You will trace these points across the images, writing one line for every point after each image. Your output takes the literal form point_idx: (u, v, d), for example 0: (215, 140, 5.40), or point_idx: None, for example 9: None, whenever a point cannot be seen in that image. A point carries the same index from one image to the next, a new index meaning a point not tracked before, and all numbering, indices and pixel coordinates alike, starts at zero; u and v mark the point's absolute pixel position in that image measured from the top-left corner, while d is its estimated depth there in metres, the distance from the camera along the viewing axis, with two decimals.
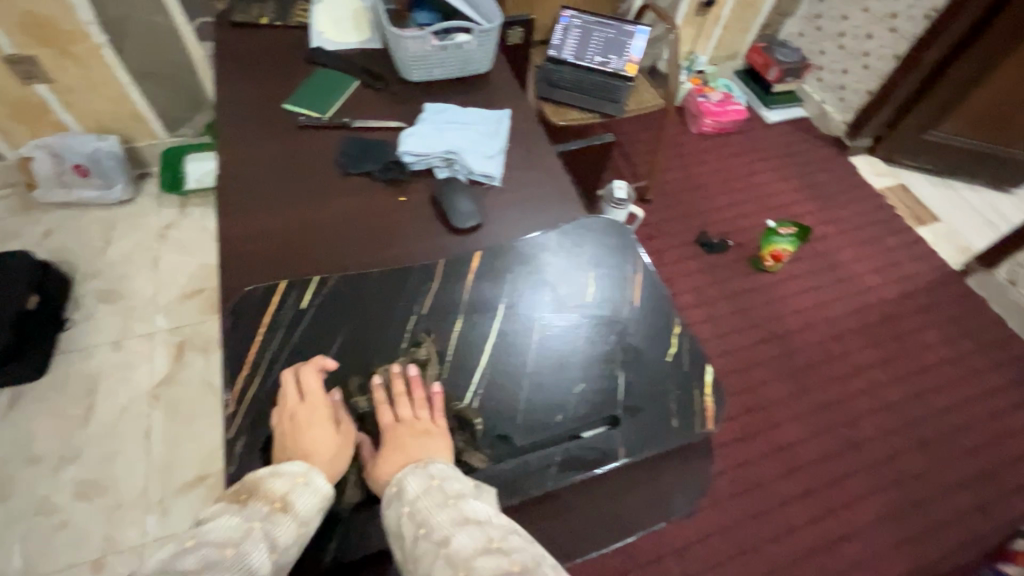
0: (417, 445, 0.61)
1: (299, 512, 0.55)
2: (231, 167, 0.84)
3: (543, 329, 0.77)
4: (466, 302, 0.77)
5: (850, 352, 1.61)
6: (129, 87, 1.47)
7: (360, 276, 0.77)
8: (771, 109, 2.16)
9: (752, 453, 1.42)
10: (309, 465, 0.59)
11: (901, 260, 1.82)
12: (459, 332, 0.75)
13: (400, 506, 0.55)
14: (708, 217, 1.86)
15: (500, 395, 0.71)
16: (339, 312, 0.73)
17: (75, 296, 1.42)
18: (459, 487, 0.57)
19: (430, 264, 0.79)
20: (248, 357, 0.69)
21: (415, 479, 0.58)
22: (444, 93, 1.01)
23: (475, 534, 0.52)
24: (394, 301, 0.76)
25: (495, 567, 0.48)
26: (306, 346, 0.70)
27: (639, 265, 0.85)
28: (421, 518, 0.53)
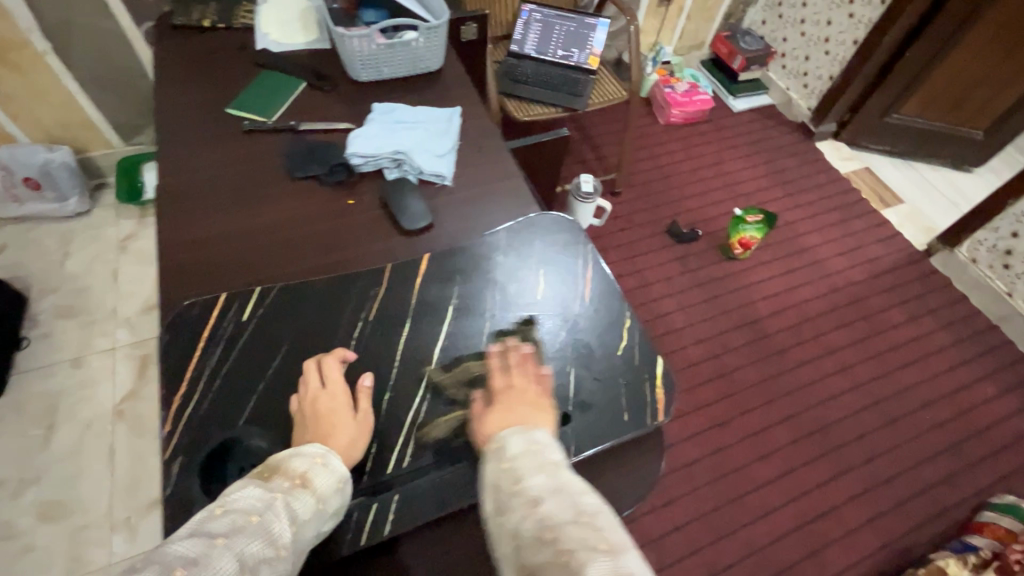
0: (523, 409, 0.59)
1: (318, 490, 0.54)
2: (172, 179, 0.82)
3: (493, 328, 0.73)
4: (415, 305, 0.74)
5: (818, 336, 1.77)
6: (77, 94, 1.66)
7: (303, 285, 0.73)
8: (736, 97, 2.43)
9: (724, 440, 1.53)
10: (328, 448, 0.58)
11: (867, 245, 2.03)
12: (408, 338, 0.71)
13: (499, 462, 0.53)
14: (676, 206, 2.04)
15: (449, 398, 0.67)
16: (283, 322, 0.69)
17: (32, 313, 1.59)
18: (556, 454, 0.53)
19: (378, 268, 0.76)
20: (184, 374, 0.63)
21: (516, 439, 0.55)
22: (395, 93, 0.99)
23: (570, 501, 0.47)
24: (340, 309, 0.72)
25: (583, 539, 0.43)
26: (245, 361, 0.65)
27: (588, 260, 0.83)
28: (517, 474, 0.50)
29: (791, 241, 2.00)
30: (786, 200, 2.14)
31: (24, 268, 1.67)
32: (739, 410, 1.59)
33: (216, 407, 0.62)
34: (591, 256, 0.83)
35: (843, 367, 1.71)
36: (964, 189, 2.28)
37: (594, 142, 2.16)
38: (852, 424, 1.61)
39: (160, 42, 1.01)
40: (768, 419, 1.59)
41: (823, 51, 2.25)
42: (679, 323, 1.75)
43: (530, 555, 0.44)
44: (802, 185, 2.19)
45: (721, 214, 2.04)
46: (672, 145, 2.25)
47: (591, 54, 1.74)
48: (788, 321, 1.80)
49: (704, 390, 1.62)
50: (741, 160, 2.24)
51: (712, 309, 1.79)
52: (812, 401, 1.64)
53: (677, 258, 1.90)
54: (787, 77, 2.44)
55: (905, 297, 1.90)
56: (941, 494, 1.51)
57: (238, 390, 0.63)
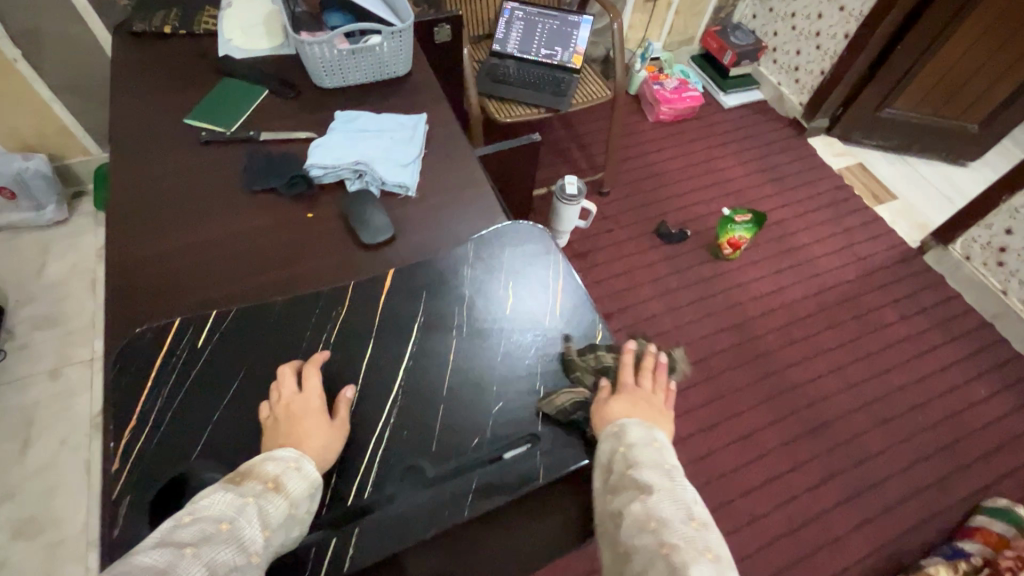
0: (648, 409, 0.61)
1: (291, 493, 0.52)
2: (128, 194, 0.80)
3: (459, 346, 0.69)
4: (378, 324, 0.70)
5: (808, 336, 1.75)
6: (50, 101, 1.63)
7: (261, 307, 0.69)
8: (728, 93, 2.39)
9: (712, 446, 1.51)
10: (301, 453, 0.56)
11: (859, 242, 2.00)
12: (369, 361, 0.67)
13: (615, 444, 0.56)
14: (665, 206, 2.01)
15: (412, 422, 0.64)
16: (239, 346, 0.65)
17: (8, 325, 1.57)
18: (670, 456, 0.55)
19: (340, 286, 0.72)
20: (134, 407, 0.60)
21: (636, 429, 0.58)
22: (362, 98, 0.96)
23: (678, 502, 0.50)
24: (301, 331, 0.68)
25: (687, 539, 0.46)
26: (198, 390, 0.62)
27: (559, 268, 0.78)
28: (632, 460, 0.54)
29: (781, 240, 1.97)
30: (777, 197, 2.10)
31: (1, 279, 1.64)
32: (727, 414, 1.57)
33: (167, 442, 0.58)
34: (562, 265, 0.78)
35: (834, 369, 1.69)
36: (959, 183, 2.25)
37: (581, 141, 2.13)
38: (842, 426, 1.58)
39: (119, 51, 0.98)
40: (757, 423, 1.56)
41: (814, 45, 2.20)
42: (667, 326, 1.72)
43: (632, 535, 0.48)
44: (794, 182, 2.15)
45: (710, 213, 2.01)
46: (662, 143, 2.21)
47: (574, 52, 1.71)
48: (778, 322, 1.77)
49: (691, 394, 1.59)
50: (732, 158, 2.21)
51: (700, 310, 1.77)
52: (801, 405, 1.61)
53: (665, 258, 1.87)
54: (778, 72, 2.40)
55: (897, 296, 1.87)
56: (933, 498, 1.49)
57: (190, 422, 0.59)
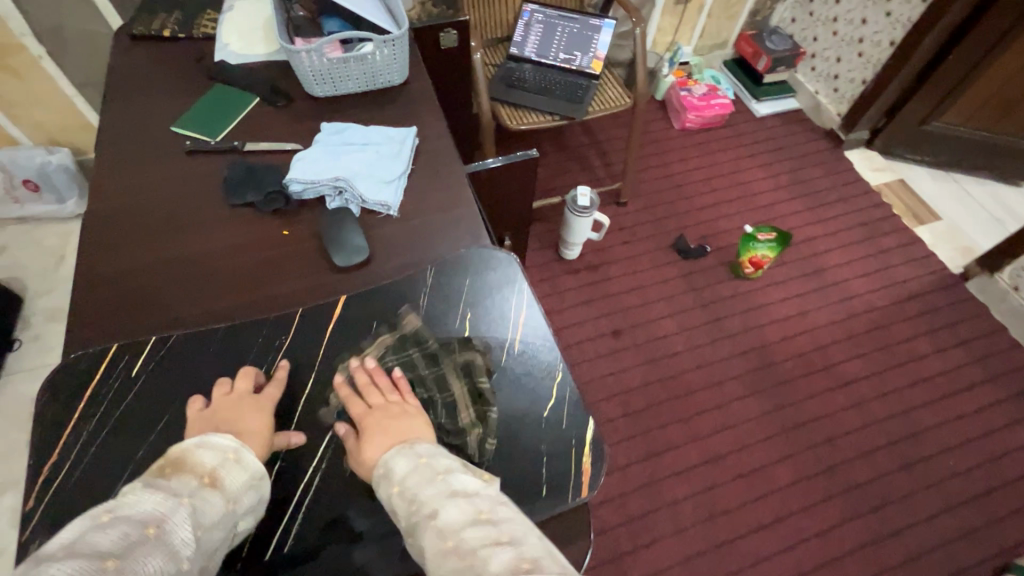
0: (398, 425, 0.56)
1: (228, 489, 0.51)
2: (96, 206, 0.78)
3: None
4: (324, 355, 0.65)
5: (832, 366, 1.64)
6: (74, 97, 1.67)
7: (203, 333, 0.65)
8: (760, 101, 2.27)
9: (719, 478, 1.43)
10: (242, 442, 0.55)
11: (894, 265, 1.87)
12: (308, 398, 0.62)
13: (389, 489, 0.50)
14: (685, 220, 1.92)
15: (346, 466, 0.59)
16: (175, 376, 0.61)
17: (25, 314, 1.61)
18: (445, 459, 0.52)
19: (288, 314, 0.68)
20: (58, 441, 0.57)
21: (400, 459, 0.52)
22: (353, 108, 0.93)
23: (464, 504, 0.47)
24: (242, 361, 0.64)
25: (483, 536, 0.44)
26: (125, 424, 0.58)
27: (521, 301, 0.72)
28: (410, 495, 0.49)
29: (808, 260, 1.86)
30: (807, 214, 1.98)
31: (21, 270, 1.68)
32: (736, 445, 1.48)
33: (85, 480, 0.54)
34: (526, 295, 0.73)
35: (856, 403, 1.58)
36: (1012, 205, 2.07)
37: (600, 148, 2.05)
38: (861, 466, 1.48)
39: (117, 53, 0.97)
40: (769, 456, 1.47)
41: (856, 53, 2.06)
42: (678, 347, 1.64)
43: (438, 568, 0.43)
44: (825, 198, 2.03)
45: (733, 229, 1.91)
46: (686, 153, 2.12)
47: (594, 58, 1.64)
48: (800, 348, 1.67)
49: (699, 421, 1.52)
50: (760, 170, 2.10)
51: (715, 332, 1.68)
52: (817, 440, 1.51)
53: (681, 275, 1.79)
54: (816, 80, 2.25)
55: (932, 326, 1.74)
56: (958, 550, 1.38)
57: (111, 459, 0.56)
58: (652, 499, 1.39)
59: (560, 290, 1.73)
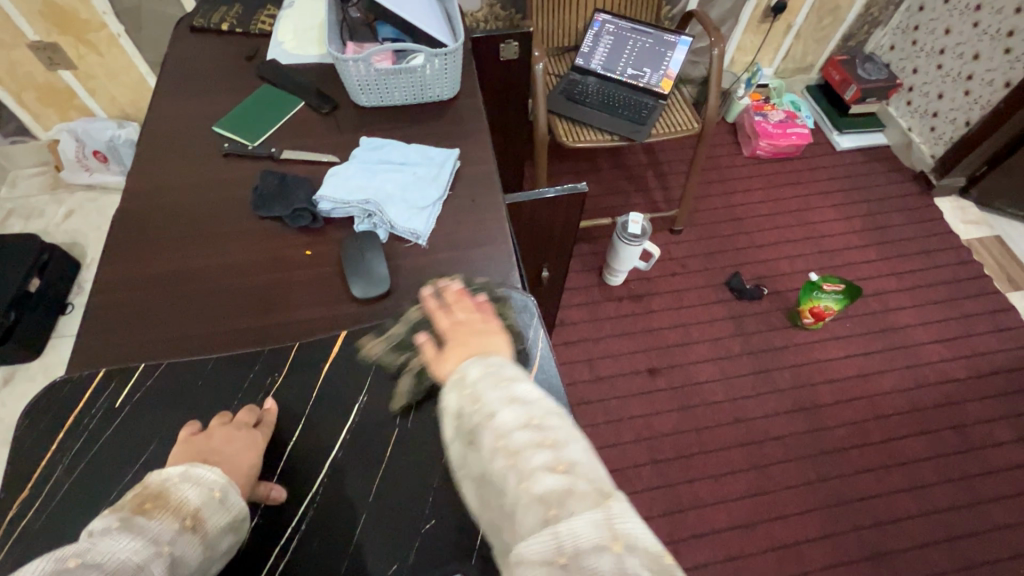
0: (480, 342, 0.55)
1: (209, 534, 0.46)
2: (128, 206, 0.76)
3: (399, 439, 0.57)
4: (315, 400, 0.59)
5: (892, 439, 1.48)
6: (146, 75, 1.72)
7: (194, 363, 0.61)
8: (842, 134, 2.09)
9: (747, 546, 1.32)
10: (228, 478, 0.50)
11: (979, 333, 1.66)
12: (295, 445, 0.56)
13: (455, 390, 0.50)
14: (743, 256, 1.79)
15: (328, 530, 0.52)
16: (162, 409, 0.57)
17: (81, 280, 1.67)
18: (513, 368, 0.51)
19: (286, 348, 0.63)
20: (31, 475, 0.53)
21: (472, 364, 0.51)
22: (398, 121, 0.88)
23: (524, 408, 0.47)
24: (232, 396, 0.59)
25: (532, 442, 0.45)
26: (101, 463, 0.53)
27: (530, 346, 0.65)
28: (474, 396, 0.48)
29: (877, 316, 1.69)
30: (881, 264, 1.80)
31: (81, 235, 1.75)
32: (769, 514, 1.36)
33: (51, 523, 0.50)
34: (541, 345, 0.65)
35: (913, 486, 1.41)
36: None
37: (660, 170, 1.94)
38: (912, 559, 1.32)
39: (175, 44, 0.97)
40: (805, 530, 1.35)
41: (962, 91, 1.84)
42: (719, 395, 1.53)
43: (487, 464, 0.45)
44: (905, 249, 1.84)
45: (795, 272, 1.76)
46: (753, 183, 1.98)
47: (664, 76, 1.53)
48: (856, 415, 1.51)
49: (731, 480, 1.40)
50: (833, 210, 1.92)
51: (761, 385, 1.55)
52: (863, 521, 1.36)
53: (731, 317, 1.66)
54: (909, 116, 2.04)
55: (1015, 410, 1.53)
56: None
57: (80, 502, 0.51)
58: None
59: (599, 317, 1.64)
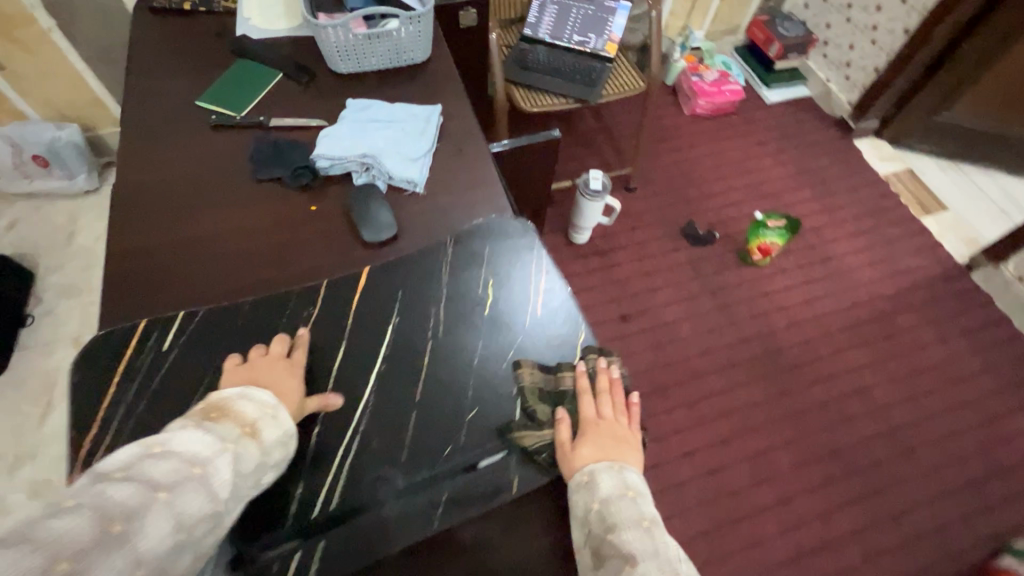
0: (616, 444, 0.59)
1: (265, 442, 0.51)
2: (126, 179, 0.78)
3: (435, 349, 0.64)
4: (352, 324, 0.64)
5: (837, 353, 1.66)
6: (85, 72, 1.65)
7: (230, 306, 0.64)
8: (771, 88, 2.27)
9: (724, 460, 1.47)
10: (279, 400, 0.55)
11: (900, 254, 1.89)
12: (341, 363, 0.62)
13: (589, 500, 0.54)
14: (694, 207, 1.93)
15: (384, 429, 0.58)
16: (209, 348, 0.61)
17: (37, 291, 1.61)
18: (649, 508, 0.54)
19: (315, 285, 0.67)
20: (95, 414, 0.56)
21: (610, 478, 0.56)
22: (377, 85, 0.93)
23: (664, 566, 0.49)
24: (270, 333, 0.63)
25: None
26: (161, 399, 0.57)
27: (541, 269, 0.72)
28: (612, 524, 0.52)
29: (815, 248, 1.87)
30: (814, 203, 1.99)
31: (33, 246, 1.69)
32: (741, 430, 1.52)
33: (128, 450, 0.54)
34: (546, 263, 0.72)
35: (859, 390, 1.60)
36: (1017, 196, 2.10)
37: (610, 133, 2.05)
38: (863, 451, 1.51)
39: (138, 26, 0.97)
40: (773, 441, 1.51)
41: (870, 40, 2.05)
42: (686, 332, 1.66)
43: None
44: (833, 187, 2.04)
45: (741, 216, 1.92)
46: (696, 139, 2.12)
47: (609, 40, 1.61)
48: (805, 336, 1.69)
49: (705, 405, 1.55)
50: (769, 158, 2.10)
51: (722, 319, 1.70)
52: (821, 425, 1.54)
53: (689, 262, 1.80)
54: (827, 68, 2.25)
55: (935, 316, 1.76)
56: (956, 534, 1.41)
57: (150, 430, 0.55)
58: (657, 481, 1.43)
59: (569, 274, 1.74)
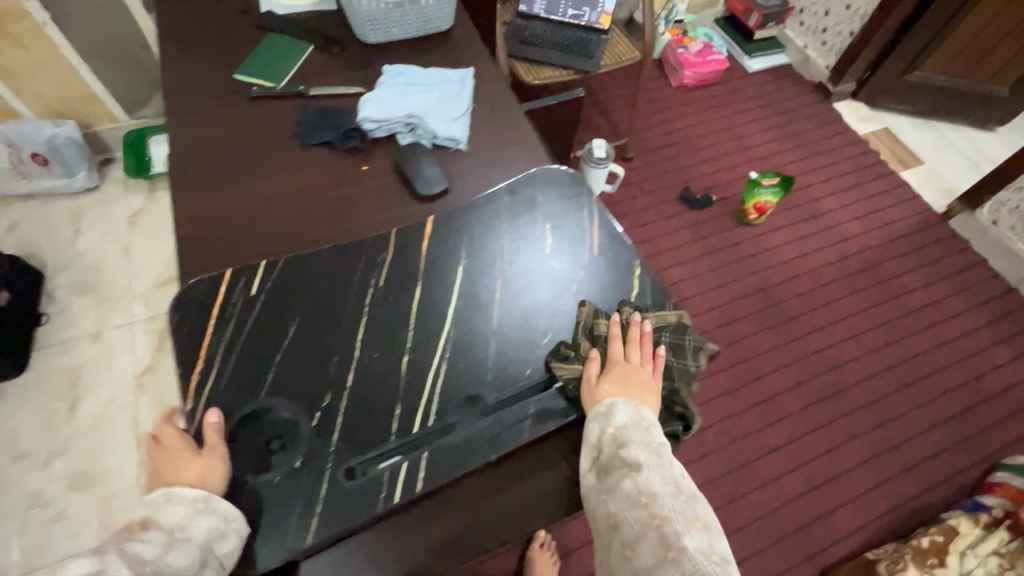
0: (638, 384, 0.62)
1: (167, 523, 0.50)
2: (177, 150, 0.81)
3: (505, 285, 0.70)
4: (424, 266, 0.71)
5: (833, 302, 1.76)
6: (79, 67, 1.62)
7: (308, 256, 0.70)
8: (752, 57, 2.35)
9: (737, 406, 1.55)
10: (171, 484, 0.54)
11: (884, 207, 1.99)
12: (420, 299, 0.68)
13: (604, 425, 0.58)
14: (690, 173, 2.01)
15: (468, 355, 0.65)
16: (295, 292, 0.67)
17: (48, 290, 1.60)
18: (659, 433, 0.57)
19: (383, 234, 0.73)
20: (199, 352, 0.63)
21: (624, 410, 0.59)
22: (405, 53, 0.96)
23: (668, 477, 0.53)
24: (346, 278, 0.69)
25: (678, 511, 0.50)
26: (257, 338, 0.64)
27: (595, 216, 0.78)
28: (624, 442, 0.56)
29: (805, 206, 1.97)
30: (801, 163, 2.09)
31: (38, 246, 1.67)
32: (750, 377, 1.60)
33: (235, 380, 0.61)
34: (598, 211, 0.78)
35: (855, 334, 1.70)
36: (987, 149, 2.23)
37: (604, 107, 2.10)
38: (864, 390, 1.61)
39: (163, 8, 0.98)
40: (781, 385, 1.60)
41: (844, 5, 2.15)
42: (692, 291, 1.74)
43: (627, 512, 0.51)
44: (817, 148, 2.13)
45: (734, 179, 2.01)
46: (685, 109, 2.19)
47: (602, 13, 1.67)
48: (803, 288, 1.78)
49: (715, 357, 1.63)
50: (755, 124, 2.19)
51: (724, 277, 1.78)
52: (823, 368, 1.64)
53: (689, 225, 1.88)
54: (804, 35, 2.35)
55: (920, 262, 1.87)
56: (953, 458, 1.52)
57: (255, 362, 0.62)
58: None
59: None
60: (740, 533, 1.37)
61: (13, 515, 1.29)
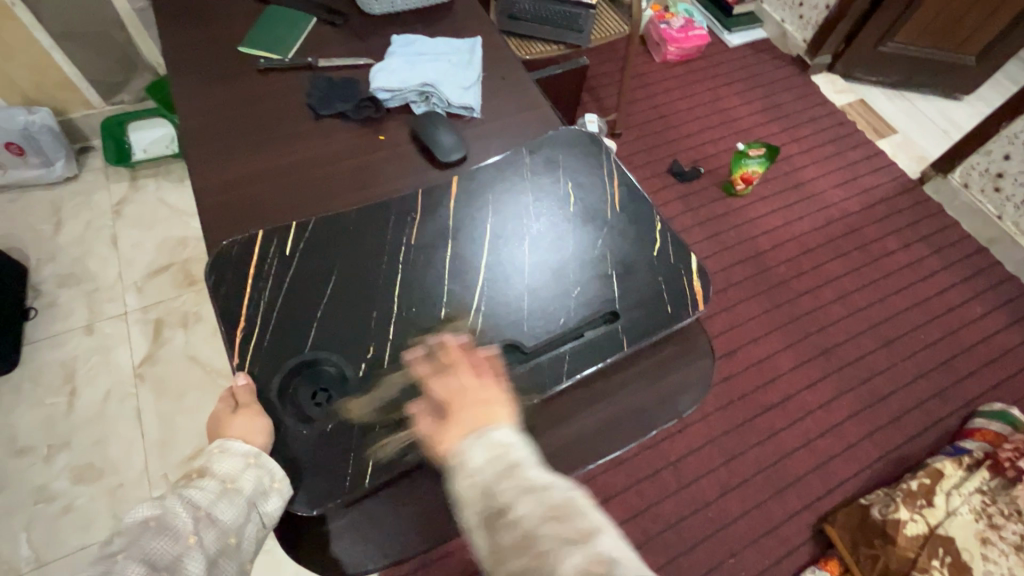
0: (478, 408, 0.52)
1: (221, 474, 0.52)
2: (189, 121, 0.80)
3: (535, 240, 0.72)
4: (452, 226, 0.72)
5: (819, 266, 1.83)
6: (52, 50, 1.55)
7: (338, 217, 0.71)
8: (732, 33, 2.39)
9: (734, 369, 1.61)
10: (222, 437, 0.55)
11: (862, 174, 2.07)
12: (453, 255, 0.70)
13: (461, 478, 0.47)
14: (678, 147, 2.04)
15: (502, 306, 0.67)
16: (329, 252, 0.68)
17: (35, 283, 1.55)
18: (518, 450, 0.48)
19: (409, 195, 0.74)
20: (239, 311, 0.63)
21: (476, 448, 0.48)
22: (410, 24, 0.96)
23: (540, 495, 0.44)
24: (379, 236, 0.70)
25: (557, 535, 0.42)
26: (296, 296, 0.65)
27: (613, 175, 0.80)
28: (486, 488, 0.45)
29: (789, 177, 2.02)
30: (783, 135, 2.14)
31: (17, 239, 1.61)
32: (745, 341, 1.66)
33: (278, 336, 0.62)
34: (615, 172, 0.80)
35: (840, 296, 1.78)
36: (954, 117, 2.32)
37: (591, 84, 2.12)
38: (850, 348, 1.68)
39: None
40: (773, 346, 1.66)
41: None
42: None
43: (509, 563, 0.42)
44: (798, 119, 2.19)
45: (720, 152, 2.05)
46: (670, 84, 2.22)
47: None
48: (790, 253, 1.85)
49: (710, 323, 1.68)
50: (738, 97, 2.23)
51: (715, 246, 1.83)
52: (812, 329, 1.70)
53: (679, 196, 1.92)
54: (782, 9, 2.39)
55: (898, 226, 1.95)
56: (934, 407, 1.61)
57: (296, 319, 0.63)
58: None
59: None
60: (743, 488, 1.43)
61: (19, 511, 1.26)
